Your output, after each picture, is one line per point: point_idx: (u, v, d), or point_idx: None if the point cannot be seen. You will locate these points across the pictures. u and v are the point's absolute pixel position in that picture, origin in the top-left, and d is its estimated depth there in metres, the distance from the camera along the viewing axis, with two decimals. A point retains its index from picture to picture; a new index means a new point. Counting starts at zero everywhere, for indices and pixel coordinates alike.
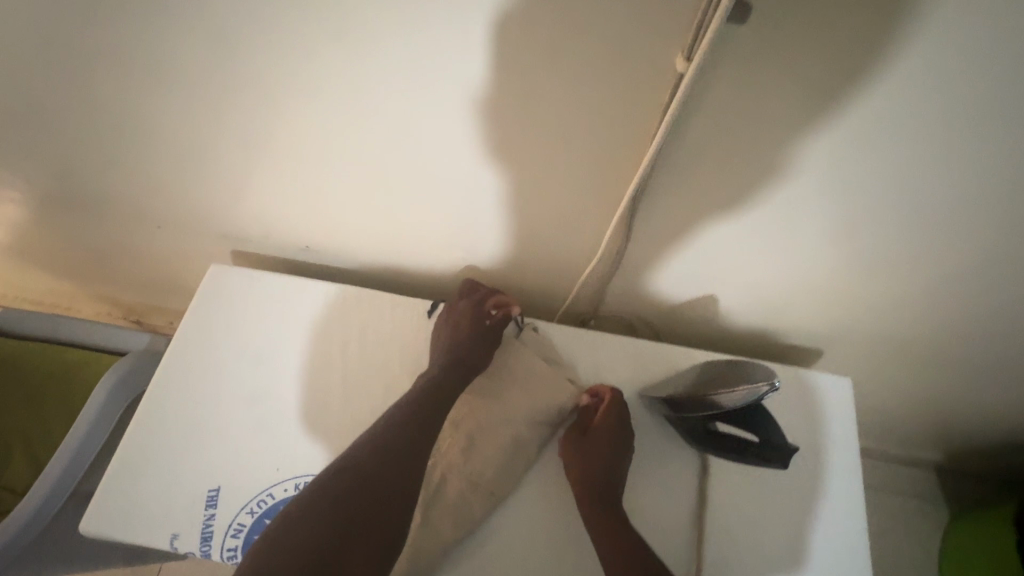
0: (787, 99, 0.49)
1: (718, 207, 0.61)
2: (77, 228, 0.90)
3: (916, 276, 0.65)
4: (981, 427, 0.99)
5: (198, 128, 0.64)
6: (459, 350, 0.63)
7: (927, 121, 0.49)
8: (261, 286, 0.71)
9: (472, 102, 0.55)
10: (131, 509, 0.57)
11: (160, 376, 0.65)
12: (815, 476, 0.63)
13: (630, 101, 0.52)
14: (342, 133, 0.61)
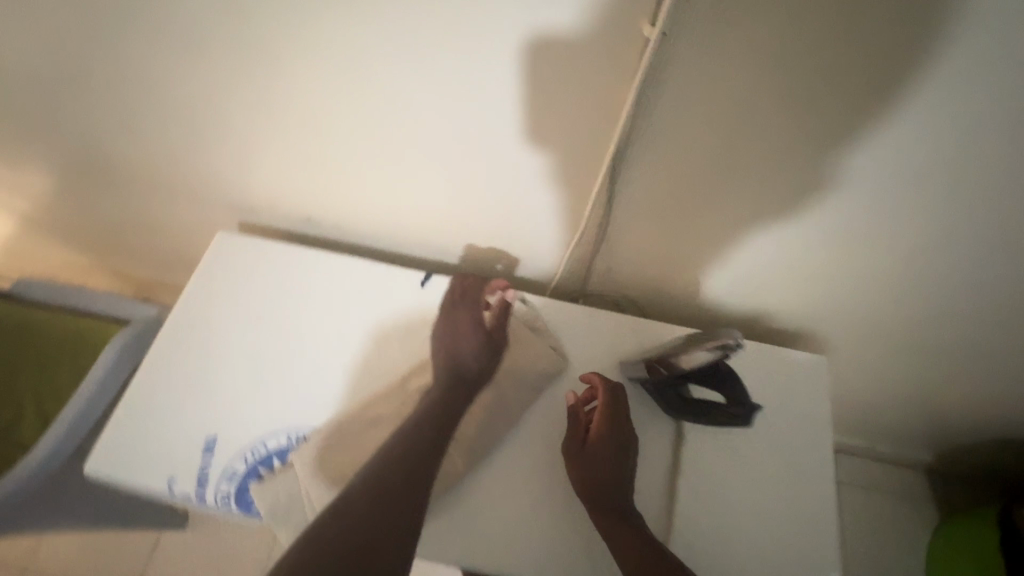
0: (755, 68, 0.50)
1: (698, 178, 0.62)
2: (98, 192, 0.95)
3: (899, 257, 0.66)
4: (972, 422, 0.99)
5: (205, 95, 0.68)
6: (459, 365, 0.64)
7: (897, 87, 0.49)
8: (262, 253, 0.74)
9: (455, 70, 0.57)
10: (135, 453, 0.61)
11: (167, 331, 0.68)
12: (784, 450, 0.65)
13: (606, 72, 0.54)
14: (330, 94, 0.63)
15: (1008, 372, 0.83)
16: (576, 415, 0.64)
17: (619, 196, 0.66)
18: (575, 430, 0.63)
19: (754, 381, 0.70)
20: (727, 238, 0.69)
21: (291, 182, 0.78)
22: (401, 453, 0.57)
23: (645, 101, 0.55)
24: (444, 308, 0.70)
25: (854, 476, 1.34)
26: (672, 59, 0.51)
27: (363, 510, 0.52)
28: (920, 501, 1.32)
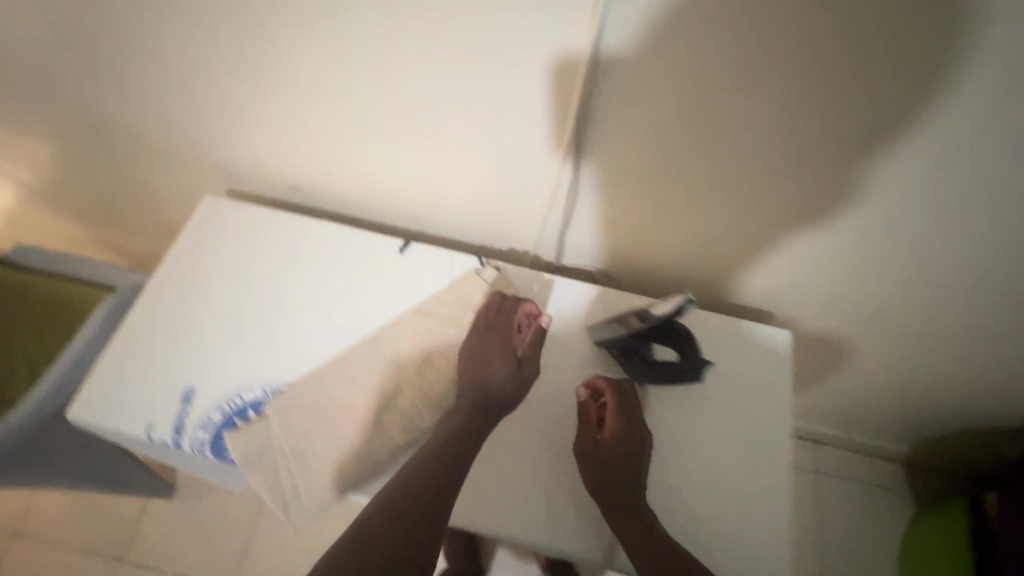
0: (705, 30, 0.52)
1: (662, 143, 0.65)
2: (94, 160, 0.99)
3: (857, 224, 0.69)
4: (934, 392, 1.03)
5: (192, 58, 0.71)
6: (489, 392, 0.62)
7: (840, 49, 0.51)
8: (246, 215, 0.77)
9: (426, 32, 0.60)
10: (115, 401, 0.63)
11: (152, 288, 0.71)
12: (743, 411, 0.68)
13: (567, 35, 0.56)
14: (310, 51, 0.66)
15: (967, 339, 0.86)
16: (588, 416, 0.64)
17: (587, 161, 0.69)
18: (589, 431, 0.63)
19: (718, 347, 0.72)
20: (693, 204, 0.72)
21: (280, 145, 0.82)
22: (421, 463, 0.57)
23: (603, 63, 0.57)
24: (473, 330, 0.67)
25: (830, 459, 1.38)
26: (625, 20, 0.53)
27: (388, 528, 0.52)
28: (895, 491, 1.34)
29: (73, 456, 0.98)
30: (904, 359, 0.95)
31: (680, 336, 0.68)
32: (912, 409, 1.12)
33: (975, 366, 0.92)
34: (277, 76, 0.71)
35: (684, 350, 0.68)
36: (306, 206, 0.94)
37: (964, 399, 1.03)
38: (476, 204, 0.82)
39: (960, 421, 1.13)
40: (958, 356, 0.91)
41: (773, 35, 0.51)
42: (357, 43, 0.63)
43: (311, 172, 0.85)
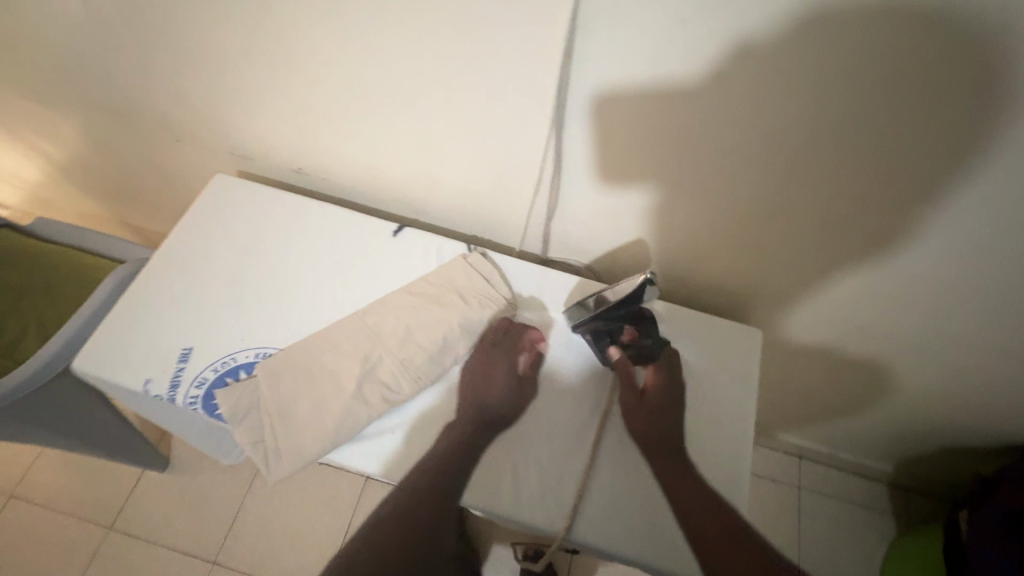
0: (674, 38, 0.55)
1: (641, 145, 0.68)
2: (114, 137, 1.05)
3: (828, 233, 0.72)
4: (912, 409, 1.05)
5: (205, 43, 0.76)
6: (487, 407, 0.68)
7: (802, 62, 0.54)
8: (252, 194, 0.81)
9: (418, 27, 0.63)
10: (117, 355, 0.67)
11: (161, 256, 0.75)
12: (708, 402, 0.71)
13: (547, 37, 0.59)
14: (313, 41, 0.70)
15: (943, 358, 0.88)
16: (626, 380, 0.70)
17: (568, 157, 0.73)
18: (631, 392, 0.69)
19: (689, 341, 0.76)
20: (670, 203, 0.75)
21: (284, 129, 0.86)
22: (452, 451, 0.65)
23: (580, 62, 0.61)
24: (480, 345, 0.71)
25: (811, 469, 1.40)
26: (598, 23, 0.56)
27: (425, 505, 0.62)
28: (877, 510, 1.35)
29: (71, 416, 1.02)
30: (880, 371, 0.97)
31: (639, 323, 0.72)
32: (893, 425, 1.13)
33: (950, 383, 0.94)
34: (278, 61, 0.75)
35: (643, 334, 0.72)
36: (312, 190, 0.99)
37: (943, 417, 1.04)
38: (468, 193, 0.86)
39: (941, 441, 1.13)
40: (933, 371, 0.92)
41: (736, 43, 0.54)
42: (352, 33, 0.67)
43: (314, 156, 0.90)
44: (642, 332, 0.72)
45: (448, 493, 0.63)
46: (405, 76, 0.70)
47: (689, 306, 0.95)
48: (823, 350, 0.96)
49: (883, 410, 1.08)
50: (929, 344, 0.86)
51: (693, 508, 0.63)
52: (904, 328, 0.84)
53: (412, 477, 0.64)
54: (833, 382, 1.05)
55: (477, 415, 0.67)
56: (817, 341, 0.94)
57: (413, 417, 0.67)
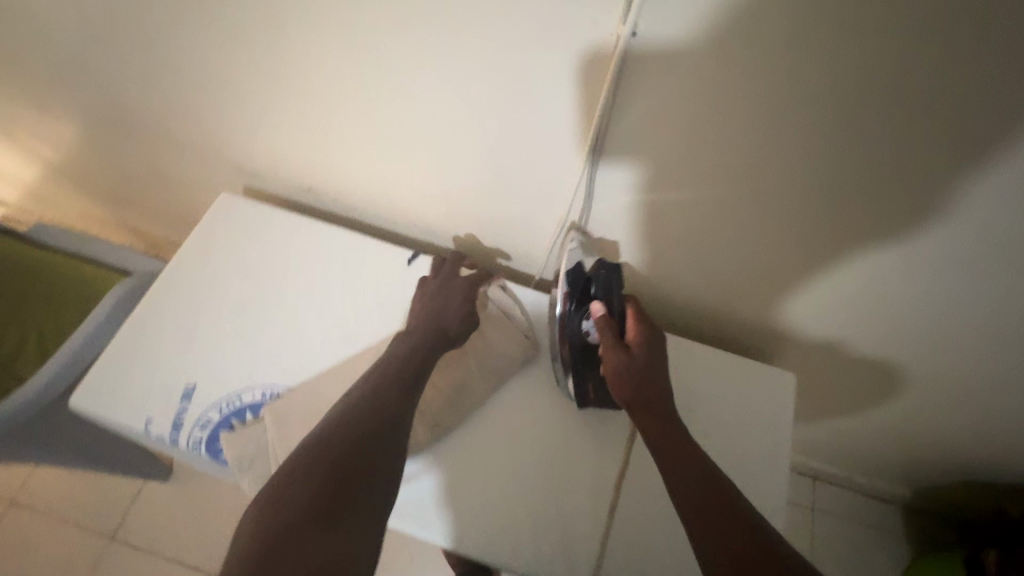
0: (723, 76, 0.52)
1: (674, 180, 0.65)
2: (116, 147, 1.01)
3: (863, 272, 0.69)
4: (936, 438, 1.02)
5: (218, 61, 0.72)
6: (441, 331, 0.65)
7: (855, 109, 0.51)
8: (259, 216, 0.77)
9: (448, 56, 0.60)
10: (116, 393, 0.64)
11: (162, 283, 0.71)
12: (736, 448, 0.69)
13: (587, 66, 0.55)
14: (333, 62, 0.66)
15: (970, 394, 0.86)
16: (609, 337, 0.64)
17: (596, 190, 0.69)
18: (616, 349, 0.64)
19: (718, 387, 0.72)
20: (700, 238, 0.72)
21: (295, 148, 0.83)
22: (387, 385, 0.59)
23: (621, 97, 0.57)
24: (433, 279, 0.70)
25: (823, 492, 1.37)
26: (645, 60, 0.53)
27: (354, 435, 0.53)
28: (892, 532, 1.30)
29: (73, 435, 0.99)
30: (902, 402, 0.94)
31: (606, 281, 0.66)
32: (914, 452, 1.11)
33: (978, 418, 0.92)
34: (295, 82, 0.71)
35: (613, 291, 0.66)
36: (321, 210, 0.95)
37: (966, 448, 1.02)
38: (486, 218, 0.82)
39: (960, 470, 1.11)
40: (959, 403, 0.90)
41: (793, 86, 0.51)
42: (378, 57, 0.63)
43: (325, 177, 0.86)
44: (610, 290, 0.66)
45: (383, 421, 0.55)
46: (431, 103, 0.67)
47: (709, 340, 0.92)
48: (845, 380, 0.93)
49: (904, 437, 1.06)
50: (955, 376, 0.84)
51: (688, 491, 0.54)
52: (931, 361, 0.82)
53: (343, 413, 0.56)
54: (855, 412, 1.02)
55: (423, 337, 0.64)
56: (818, 334, 0.83)
57: (428, 464, 0.65)
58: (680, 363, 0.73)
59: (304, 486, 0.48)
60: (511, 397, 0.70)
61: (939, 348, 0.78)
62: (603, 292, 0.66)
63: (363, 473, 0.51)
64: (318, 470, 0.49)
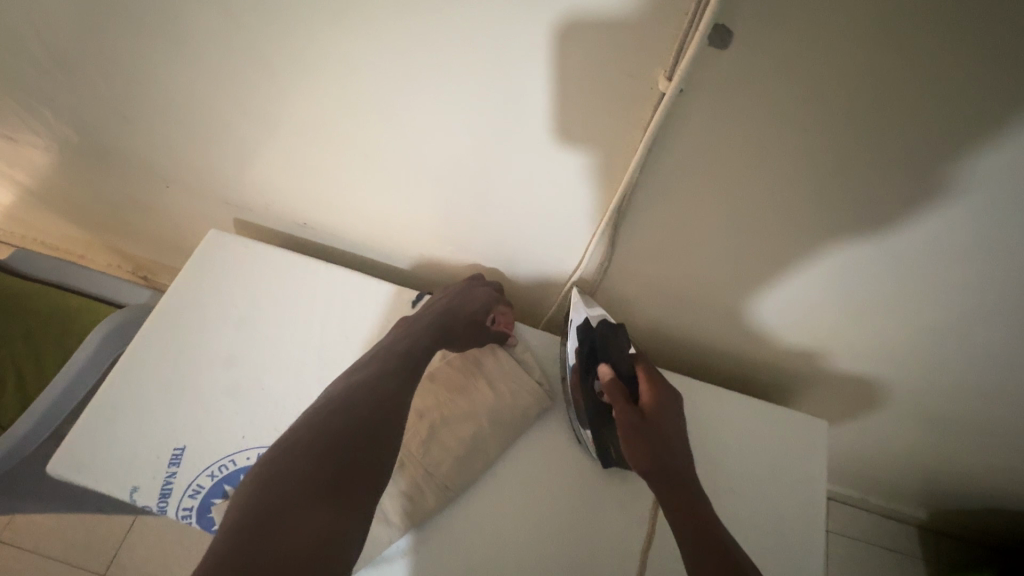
0: (771, 134, 0.47)
1: (701, 233, 0.60)
2: (97, 177, 0.95)
3: (899, 323, 0.64)
4: (961, 473, 0.99)
5: (209, 100, 0.67)
6: (444, 330, 0.66)
7: (914, 171, 0.46)
8: (251, 259, 0.73)
9: (462, 101, 0.55)
10: (98, 458, 0.60)
11: (148, 335, 0.67)
12: (765, 508, 0.66)
13: (615, 117, 0.51)
14: (335, 101, 0.61)
15: (1003, 439, 0.82)
16: (618, 396, 0.62)
17: (619, 237, 0.64)
18: (628, 409, 0.61)
19: (742, 438, 0.70)
20: (724, 288, 0.68)
21: (294, 186, 0.78)
22: (380, 380, 0.57)
23: (655, 151, 0.52)
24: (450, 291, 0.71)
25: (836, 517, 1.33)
26: (687, 116, 0.48)
27: (345, 434, 0.51)
28: (910, 557, 1.27)
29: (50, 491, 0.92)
30: (927, 442, 0.91)
31: (612, 342, 0.67)
32: (937, 482, 1.07)
33: (1009, 460, 0.88)
34: (294, 124, 0.66)
35: (618, 353, 0.67)
36: (319, 244, 0.91)
37: (993, 483, 0.99)
38: (497, 257, 0.78)
39: (983, 499, 1.08)
40: (988, 448, 0.86)
41: (853, 148, 0.46)
42: (384, 99, 0.58)
43: (323, 214, 0.82)
44: (615, 351, 0.67)
45: (379, 416, 0.54)
46: (443, 148, 0.62)
47: (724, 380, 0.88)
48: (867, 421, 0.89)
49: (926, 469, 1.02)
50: (988, 425, 0.79)
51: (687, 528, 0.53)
52: (962, 410, 0.78)
53: (333, 409, 0.53)
54: (875, 445, 0.99)
55: (424, 332, 0.65)
56: (804, 345, 0.74)
57: (439, 533, 0.61)
58: (701, 412, 0.71)
59: (289, 489, 0.46)
60: (525, 454, 0.66)
61: (973, 399, 0.74)
62: (608, 354, 0.66)
63: (353, 479, 0.49)
64: (305, 475, 0.48)
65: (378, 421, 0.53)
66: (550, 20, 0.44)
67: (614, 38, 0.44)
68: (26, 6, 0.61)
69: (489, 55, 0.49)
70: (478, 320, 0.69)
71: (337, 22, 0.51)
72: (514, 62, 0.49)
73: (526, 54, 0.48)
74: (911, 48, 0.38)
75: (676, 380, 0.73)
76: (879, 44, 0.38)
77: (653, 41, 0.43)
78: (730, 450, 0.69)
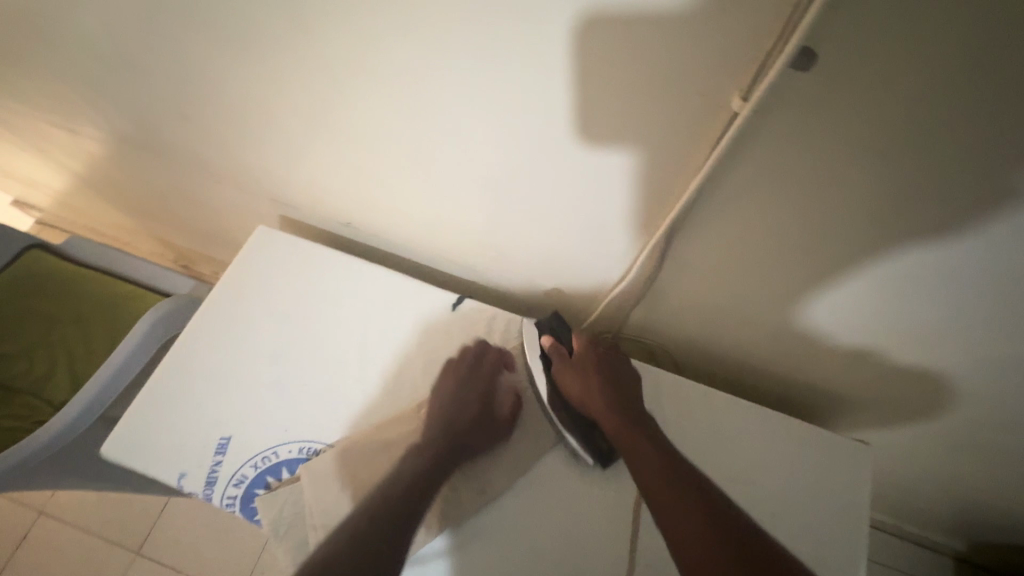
0: (839, 158, 0.46)
1: (750, 250, 0.59)
2: (151, 170, 0.98)
3: (939, 348, 0.62)
4: (1002, 507, 0.95)
5: (269, 102, 0.69)
6: (459, 432, 0.61)
7: (985, 204, 0.44)
8: (296, 257, 0.74)
9: (521, 112, 0.55)
10: (148, 444, 0.63)
11: (198, 328, 0.70)
12: (805, 534, 0.64)
13: (677, 133, 0.50)
14: (393, 107, 0.61)
15: None
16: (582, 382, 0.65)
17: (668, 251, 0.64)
18: (597, 390, 0.63)
19: (783, 459, 0.69)
20: (768, 305, 0.67)
21: (342, 187, 0.79)
22: (399, 471, 0.58)
23: (714, 170, 0.51)
24: (454, 380, 0.65)
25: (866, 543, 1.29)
26: (755, 136, 0.47)
27: (355, 531, 0.52)
28: None
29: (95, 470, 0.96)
30: (971, 474, 0.88)
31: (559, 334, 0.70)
32: (978, 515, 1.03)
33: None
34: (349, 128, 0.68)
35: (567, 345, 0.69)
36: (360, 243, 0.93)
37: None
38: (536, 265, 0.79)
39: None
40: None
41: (926, 179, 0.44)
42: (441, 107, 0.59)
43: (366, 215, 0.83)
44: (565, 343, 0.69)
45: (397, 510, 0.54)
46: (494, 157, 0.62)
47: (760, 399, 0.87)
48: (910, 447, 0.87)
49: (967, 500, 0.98)
50: None
51: (649, 474, 0.55)
52: (1014, 445, 0.75)
53: (354, 515, 0.54)
54: (914, 472, 0.96)
55: (439, 436, 0.61)
56: (846, 366, 0.72)
57: (475, 533, 0.60)
58: (740, 430, 0.70)
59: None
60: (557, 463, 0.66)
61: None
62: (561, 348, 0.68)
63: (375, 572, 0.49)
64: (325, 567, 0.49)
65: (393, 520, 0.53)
66: (623, 38, 0.44)
67: (684, 57, 0.44)
68: (102, 7, 0.64)
69: (555, 71, 0.49)
70: (489, 405, 0.65)
71: (403, 33, 0.52)
72: (579, 77, 0.49)
73: (592, 71, 0.48)
74: (1007, 81, 0.36)
75: (713, 396, 0.72)
76: (968, 74, 0.37)
77: (724, 61, 0.43)
78: (768, 472, 0.68)
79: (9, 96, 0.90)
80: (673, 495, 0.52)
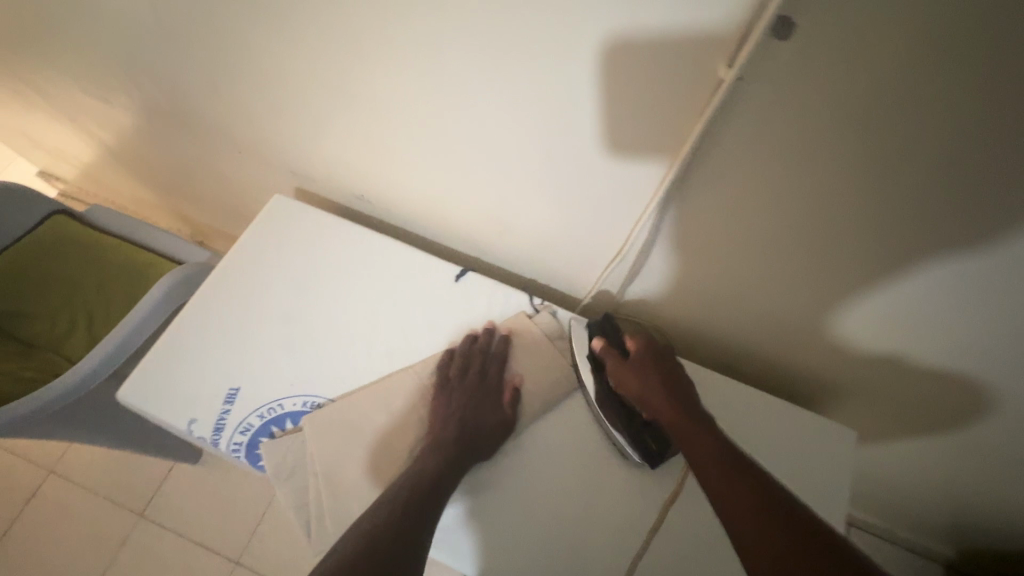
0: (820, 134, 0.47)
1: (740, 231, 0.61)
2: (173, 141, 1.02)
3: (943, 347, 0.63)
4: (995, 513, 0.95)
5: (281, 72, 0.72)
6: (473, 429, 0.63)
7: (958, 187, 0.45)
8: (308, 225, 0.78)
9: (517, 83, 0.56)
10: (162, 391, 0.66)
11: (213, 286, 0.73)
12: None
13: (666, 109, 0.52)
14: (396, 74, 0.63)
15: None
16: (634, 375, 0.64)
17: (663, 230, 0.66)
18: (651, 383, 0.63)
19: (764, 440, 0.71)
20: (760, 290, 0.69)
21: (352, 160, 0.82)
22: (423, 463, 0.59)
23: (703, 147, 0.53)
24: (458, 384, 0.66)
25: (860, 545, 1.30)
26: (740, 111, 0.48)
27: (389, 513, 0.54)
28: None
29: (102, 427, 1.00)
30: (962, 476, 0.88)
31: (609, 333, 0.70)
32: (971, 521, 1.03)
33: None
34: (358, 100, 0.70)
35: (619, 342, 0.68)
36: (371, 218, 0.96)
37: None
38: (537, 245, 0.81)
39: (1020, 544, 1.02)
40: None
41: (903, 159, 0.45)
42: (443, 78, 0.61)
43: (375, 188, 0.86)
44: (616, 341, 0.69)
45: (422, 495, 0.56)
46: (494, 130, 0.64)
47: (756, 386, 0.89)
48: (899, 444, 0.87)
49: (960, 504, 0.98)
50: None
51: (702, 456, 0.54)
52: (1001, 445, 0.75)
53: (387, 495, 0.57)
54: (906, 472, 0.96)
55: (456, 437, 0.62)
56: (837, 356, 0.73)
57: (477, 482, 0.64)
58: (726, 411, 0.72)
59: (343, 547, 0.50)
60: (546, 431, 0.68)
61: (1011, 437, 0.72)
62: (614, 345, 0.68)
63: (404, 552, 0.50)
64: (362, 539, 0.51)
65: (419, 503, 0.55)
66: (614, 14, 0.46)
67: (673, 34, 0.45)
68: None
69: (559, 49, 0.51)
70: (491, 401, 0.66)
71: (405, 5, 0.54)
72: (574, 53, 0.51)
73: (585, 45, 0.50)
74: (977, 62, 0.37)
75: (702, 377, 0.74)
76: (940, 50, 0.38)
77: (710, 38, 0.44)
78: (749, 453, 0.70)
79: (41, 64, 0.95)
80: (728, 475, 0.51)
